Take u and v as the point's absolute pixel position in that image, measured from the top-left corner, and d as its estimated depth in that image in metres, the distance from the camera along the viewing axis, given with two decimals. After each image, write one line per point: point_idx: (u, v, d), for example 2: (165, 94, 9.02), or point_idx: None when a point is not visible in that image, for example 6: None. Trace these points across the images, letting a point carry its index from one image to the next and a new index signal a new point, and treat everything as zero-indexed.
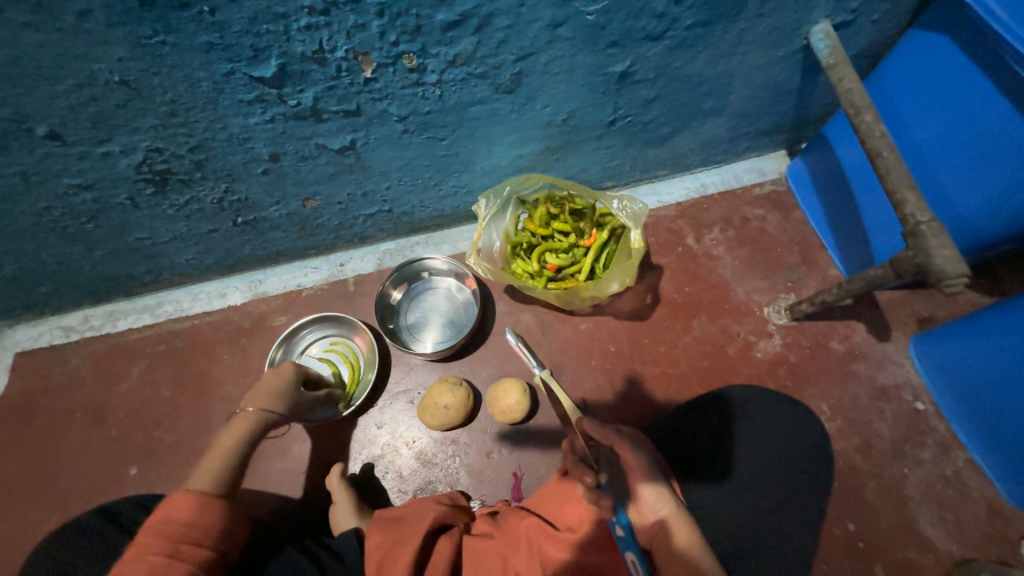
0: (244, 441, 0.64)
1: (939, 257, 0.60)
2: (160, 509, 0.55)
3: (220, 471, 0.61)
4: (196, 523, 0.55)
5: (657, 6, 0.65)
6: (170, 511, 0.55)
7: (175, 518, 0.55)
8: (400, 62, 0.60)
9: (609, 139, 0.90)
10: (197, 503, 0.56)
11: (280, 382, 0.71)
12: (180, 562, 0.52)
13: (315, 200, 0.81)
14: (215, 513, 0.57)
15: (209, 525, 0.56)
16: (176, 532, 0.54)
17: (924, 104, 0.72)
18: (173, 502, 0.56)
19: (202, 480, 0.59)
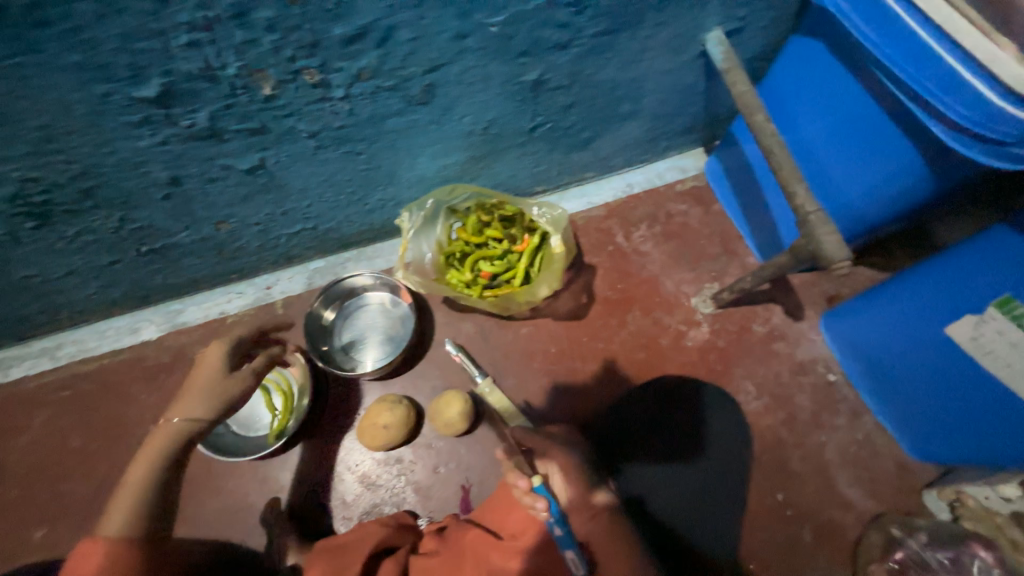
0: (164, 465, 0.61)
1: (827, 244, 0.65)
2: (76, 559, 0.56)
3: (132, 510, 0.59)
4: (106, 572, 0.55)
5: (558, 17, 0.65)
6: (81, 561, 0.56)
7: (80, 571, 0.55)
8: (302, 77, 0.61)
9: (532, 145, 0.91)
10: (105, 552, 0.56)
11: (202, 382, 0.65)
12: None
13: (230, 223, 0.81)
14: (128, 560, 0.56)
15: (114, 575, 0.55)
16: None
17: (807, 99, 0.78)
18: (86, 548, 0.57)
19: (111, 523, 0.58)
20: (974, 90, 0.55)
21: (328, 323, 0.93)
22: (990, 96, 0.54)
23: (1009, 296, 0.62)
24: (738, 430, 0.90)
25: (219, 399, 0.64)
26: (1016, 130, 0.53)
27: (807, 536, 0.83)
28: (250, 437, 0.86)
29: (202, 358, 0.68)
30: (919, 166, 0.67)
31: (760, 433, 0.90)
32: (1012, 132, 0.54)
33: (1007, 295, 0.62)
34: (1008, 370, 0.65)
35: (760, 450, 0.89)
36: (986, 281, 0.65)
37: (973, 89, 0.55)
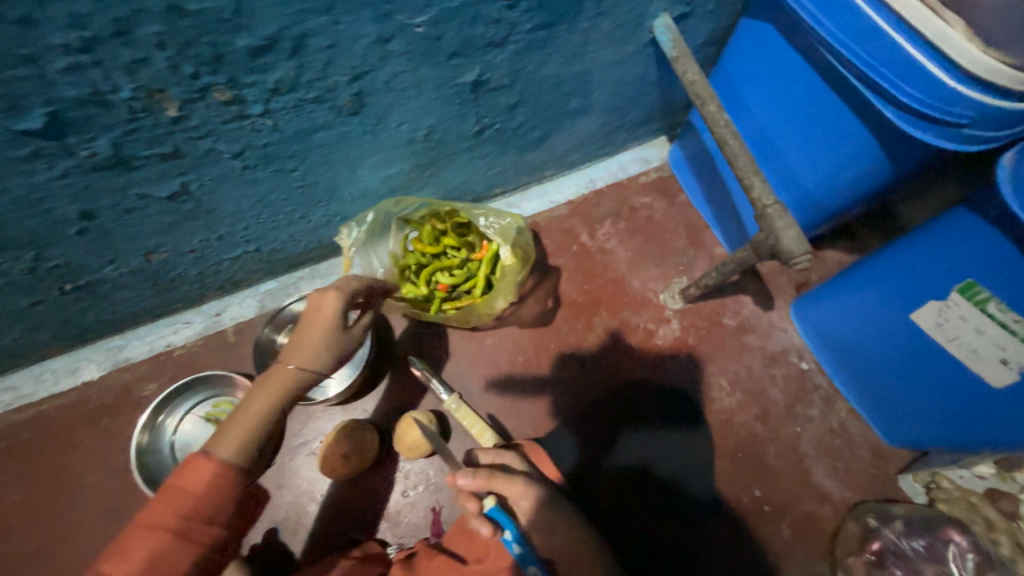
0: (273, 406, 0.53)
1: (785, 238, 0.62)
2: (184, 471, 0.48)
3: (249, 441, 0.50)
4: (214, 498, 0.48)
5: (489, 13, 0.61)
6: (186, 479, 0.47)
7: (187, 490, 0.47)
8: (210, 94, 0.55)
9: (482, 148, 0.87)
10: (213, 478, 0.48)
11: (324, 326, 0.56)
12: (187, 544, 0.46)
13: (161, 252, 0.75)
14: (229, 492, 0.49)
15: (220, 503, 0.48)
16: (189, 512, 0.47)
17: (762, 83, 0.75)
18: (192, 466, 0.48)
19: (229, 448, 0.49)
20: (929, 72, 0.52)
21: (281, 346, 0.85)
22: (946, 77, 0.51)
23: (971, 280, 0.61)
24: (711, 427, 0.89)
25: (343, 347, 0.57)
26: (972, 111, 0.52)
27: (785, 532, 0.82)
28: None
29: (316, 303, 0.57)
30: (874, 151, 0.66)
31: (734, 430, 0.88)
32: (968, 113, 0.52)
33: (970, 279, 0.61)
34: (973, 355, 0.64)
35: (735, 447, 0.87)
36: (948, 264, 0.63)
37: (927, 71, 0.52)
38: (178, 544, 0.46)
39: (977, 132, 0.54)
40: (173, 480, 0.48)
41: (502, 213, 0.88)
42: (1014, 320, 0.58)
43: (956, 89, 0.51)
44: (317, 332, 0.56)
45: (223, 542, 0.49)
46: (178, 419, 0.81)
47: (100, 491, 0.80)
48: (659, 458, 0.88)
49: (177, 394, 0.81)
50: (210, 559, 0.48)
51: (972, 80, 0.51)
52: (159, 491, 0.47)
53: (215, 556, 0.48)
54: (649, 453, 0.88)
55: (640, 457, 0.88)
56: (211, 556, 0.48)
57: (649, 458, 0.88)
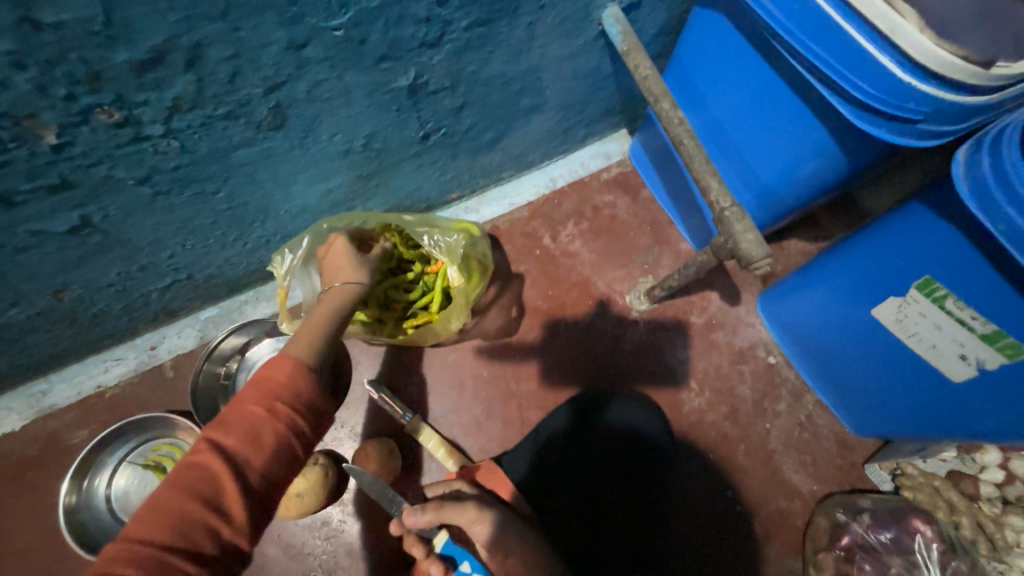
0: (333, 319, 0.60)
1: (745, 242, 0.59)
2: (266, 366, 0.53)
3: (315, 338, 0.56)
4: (295, 382, 0.51)
5: (417, 10, 0.55)
6: (271, 368, 0.52)
7: (273, 377, 0.51)
8: (94, 117, 0.48)
9: (429, 154, 0.81)
10: (294, 366, 0.52)
11: (347, 255, 0.68)
12: (273, 420, 0.49)
13: (72, 289, 0.68)
14: (311, 379, 0.53)
15: (301, 388, 0.52)
16: (276, 392, 0.50)
17: (718, 76, 0.71)
18: (275, 360, 0.53)
19: (302, 347, 0.55)
20: (882, 66, 0.49)
21: (226, 379, 0.80)
22: (900, 71, 0.49)
23: (929, 277, 0.59)
24: (682, 429, 0.88)
25: (371, 269, 0.68)
26: (927, 107, 0.50)
27: (757, 530, 0.82)
28: None
29: (330, 250, 0.70)
30: (830, 146, 0.63)
31: (705, 431, 0.87)
32: (923, 109, 0.50)
33: (928, 276, 0.59)
34: (934, 351, 0.63)
35: (705, 448, 0.87)
36: (904, 261, 0.62)
37: (879, 64, 0.49)
38: (268, 420, 0.49)
39: (933, 128, 0.52)
40: (255, 373, 0.52)
41: (449, 230, 0.80)
42: (971, 317, 0.57)
43: (909, 83, 0.49)
44: (341, 262, 0.68)
45: (304, 429, 0.51)
46: (108, 476, 0.74)
47: (28, 554, 0.73)
48: (647, 422, 0.87)
49: (106, 445, 0.74)
50: (294, 445, 0.50)
51: (925, 74, 0.48)
52: (250, 381, 0.51)
53: (298, 441, 0.50)
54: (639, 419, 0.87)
55: (631, 421, 0.86)
56: (295, 439, 0.50)
57: (638, 421, 0.87)
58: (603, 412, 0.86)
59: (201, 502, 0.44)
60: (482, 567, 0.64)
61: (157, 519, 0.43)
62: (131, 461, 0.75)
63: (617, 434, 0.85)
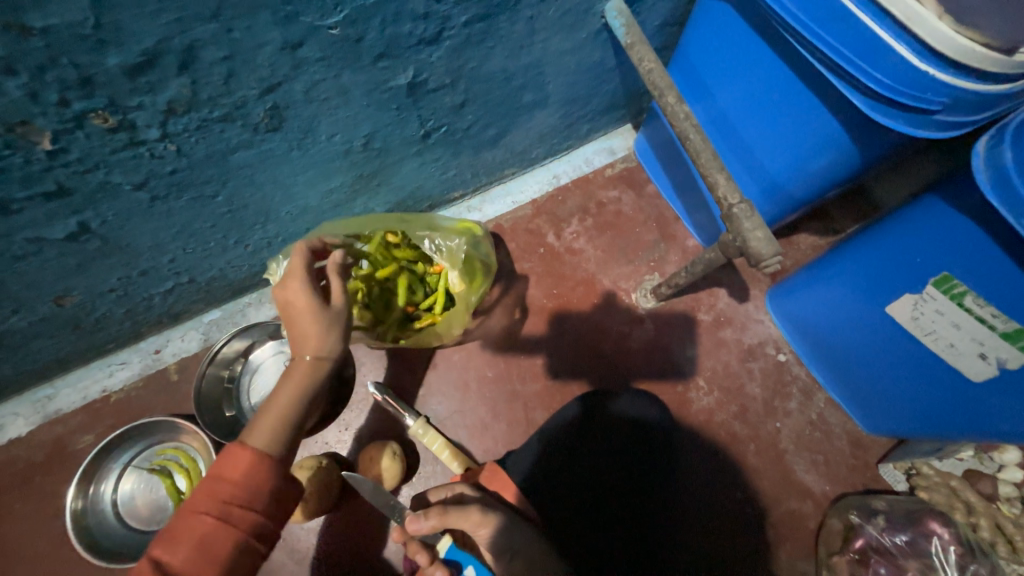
0: (300, 399, 0.53)
1: (754, 240, 0.58)
2: (221, 461, 0.50)
3: (275, 431, 0.52)
4: (252, 485, 0.49)
5: (414, 6, 0.53)
6: (226, 468, 0.50)
7: (225, 478, 0.49)
8: (87, 122, 0.47)
9: (430, 152, 0.80)
10: (251, 466, 0.50)
11: (308, 312, 0.55)
12: (227, 528, 0.48)
13: (74, 295, 0.67)
14: (268, 476, 0.51)
15: (260, 486, 0.50)
16: (234, 494, 0.49)
17: (724, 67, 0.69)
18: (230, 457, 0.50)
19: (263, 439, 0.51)
20: (898, 55, 0.47)
21: (230, 383, 0.80)
22: (918, 60, 0.47)
23: (948, 273, 0.57)
24: (690, 429, 0.86)
25: (341, 325, 0.56)
26: (945, 97, 0.48)
27: (768, 531, 0.81)
28: (149, 536, 0.72)
29: (287, 298, 0.56)
30: (841, 138, 0.61)
31: (713, 430, 0.86)
32: (940, 99, 0.48)
33: (946, 272, 0.57)
34: (951, 349, 0.61)
35: (714, 448, 0.85)
36: (920, 257, 0.60)
37: (896, 53, 0.47)
38: (222, 528, 0.48)
39: (950, 119, 0.50)
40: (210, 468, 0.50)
41: (450, 233, 0.80)
42: (992, 314, 0.55)
43: (927, 72, 0.47)
44: (301, 322, 0.55)
45: (264, 527, 0.50)
46: (114, 481, 0.74)
47: (37, 558, 0.73)
48: (655, 413, 0.87)
49: (111, 450, 0.74)
50: (253, 546, 0.49)
51: (944, 62, 0.46)
52: (205, 478, 0.50)
53: (258, 541, 0.50)
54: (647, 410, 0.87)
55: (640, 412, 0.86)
56: (255, 540, 0.49)
57: (646, 411, 0.87)
58: (612, 403, 0.87)
59: None
60: (487, 570, 0.63)
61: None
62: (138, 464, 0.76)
63: (623, 425, 0.85)
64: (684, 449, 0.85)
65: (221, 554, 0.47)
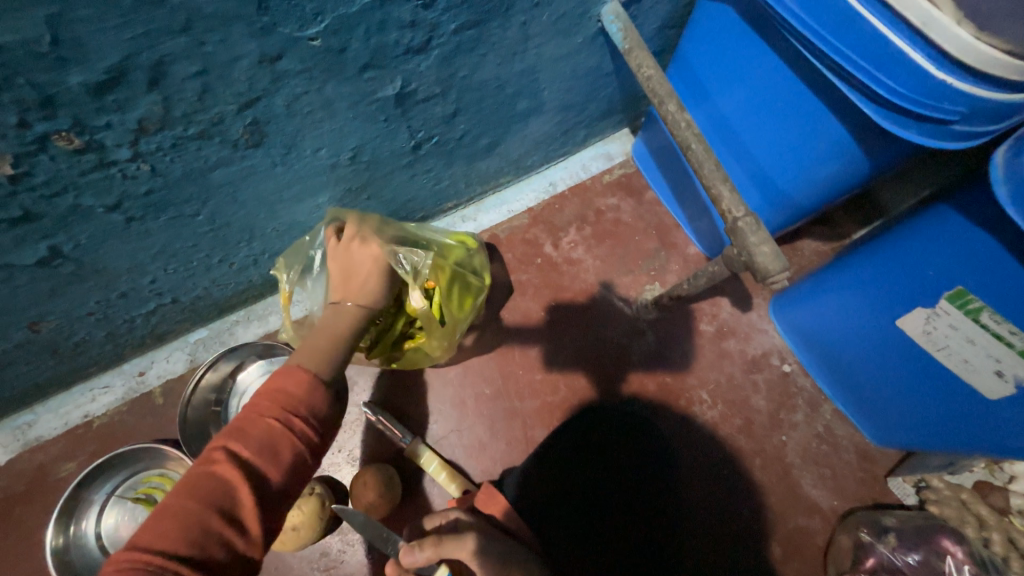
0: (350, 335, 0.55)
1: (760, 255, 0.55)
2: (274, 378, 0.47)
3: (330, 355, 0.51)
4: (310, 397, 0.47)
5: (401, 14, 0.50)
6: (282, 382, 0.47)
7: (285, 388, 0.46)
8: (52, 144, 0.44)
9: (422, 163, 0.77)
10: (308, 380, 0.48)
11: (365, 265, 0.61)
12: (291, 436, 0.44)
13: (50, 320, 0.64)
14: (325, 393, 0.48)
15: (316, 401, 0.47)
16: (293, 404, 0.45)
17: (726, 73, 0.66)
18: (286, 373, 0.48)
19: (318, 358, 0.50)
20: (912, 62, 0.44)
21: (218, 407, 0.77)
22: (934, 68, 0.44)
23: (962, 288, 0.55)
24: (694, 444, 0.84)
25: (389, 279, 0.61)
26: (963, 106, 0.45)
27: (776, 550, 0.78)
28: None
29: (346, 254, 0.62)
30: (851, 146, 0.59)
31: (719, 445, 0.84)
32: (957, 108, 0.45)
33: (960, 287, 0.55)
34: (966, 366, 0.59)
35: (720, 463, 0.83)
36: (931, 271, 0.58)
37: (909, 61, 0.45)
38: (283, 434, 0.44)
39: (967, 129, 0.47)
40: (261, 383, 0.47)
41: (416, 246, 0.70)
42: (1009, 331, 0.52)
43: (945, 81, 0.44)
44: (358, 274, 0.60)
45: (320, 445, 0.47)
46: (96, 516, 0.71)
47: None
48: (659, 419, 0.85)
49: (91, 482, 0.71)
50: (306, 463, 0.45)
51: (962, 70, 0.43)
52: (259, 391, 0.46)
53: (311, 459, 0.46)
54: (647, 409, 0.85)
55: (640, 410, 0.85)
56: (309, 456, 0.45)
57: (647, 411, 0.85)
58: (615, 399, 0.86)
59: (217, 517, 0.39)
60: None
61: (168, 530, 0.38)
62: (120, 495, 0.72)
63: (626, 422, 0.84)
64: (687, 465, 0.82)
65: (283, 461, 0.43)
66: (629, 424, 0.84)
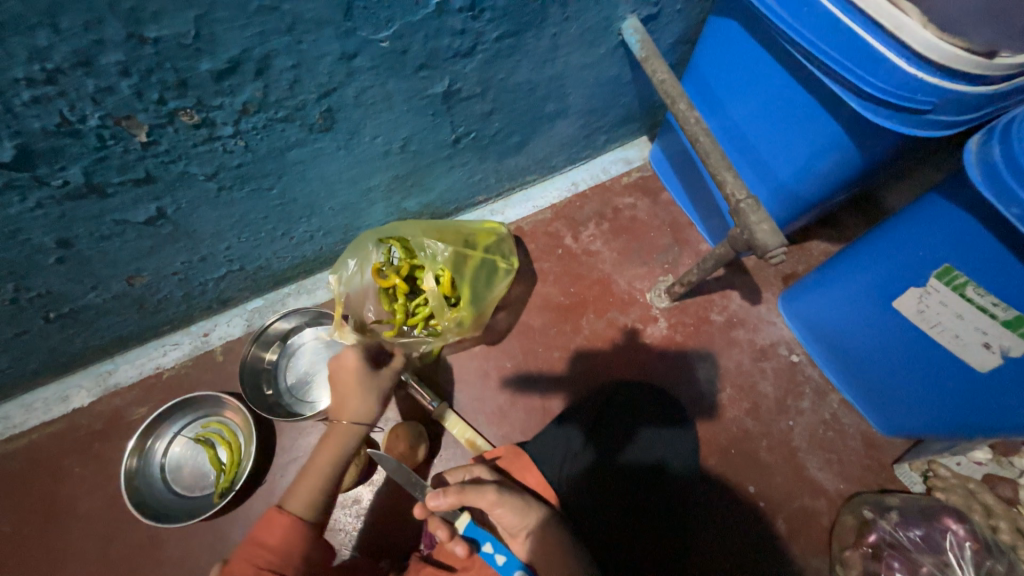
0: (333, 464, 0.68)
1: (760, 232, 0.62)
2: (262, 527, 0.62)
3: (311, 497, 0.66)
4: (286, 548, 0.61)
5: (453, 24, 0.61)
6: (266, 533, 0.61)
7: (265, 541, 0.61)
8: (178, 119, 0.56)
9: (460, 157, 0.87)
10: (286, 529, 0.62)
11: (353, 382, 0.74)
12: None
13: (144, 276, 0.76)
14: (301, 540, 0.62)
15: (290, 550, 0.61)
16: (269, 559, 0.59)
17: (735, 80, 0.75)
18: (269, 521, 0.63)
19: (299, 503, 0.65)
20: (888, 61, 0.52)
21: (270, 364, 0.88)
22: (906, 65, 0.52)
23: (948, 266, 0.60)
24: (702, 424, 0.88)
25: (377, 396, 0.74)
26: (934, 98, 0.52)
27: (781, 528, 0.82)
28: (194, 500, 0.79)
29: (338, 370, 0.75)
30: (844, 142, 0.66)
31: (726, 426, 0.88)
32: (930, 99, 0.52)
33: (947, 265, 0.60)
34: (957, 341, 0.64)
35: (727, 443, 0.87)
36: (922, 252, 0.63)
37: (886, 59, 0.52)
38: None
39: (942, 118, 0.54)
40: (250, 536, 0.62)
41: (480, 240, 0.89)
42: (993, 303, 0.57)
43: (916, 76, 0.51)
44: (348, 391, 0.73)
45: None
46: (165, 448, 0.81)
47: (91, 519, 0.80)
48: (674, 451, 0.81)
49: (164, 419, 0.81)
50: None
51: (931, 67, 0.51)
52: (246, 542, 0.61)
53: None
54: (667, 449, 0.81)
55: (658, 454, 0.80)
56: None
57: (665, 452, 0.80)
58: (624, 449, 0.79)
59: None
60: (504, 548, 0.66)
61: None
62: (184, 435, 0.82)
63: (639, 472, 0.78)
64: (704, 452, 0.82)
65: None
66: (643, 473, 0.78)
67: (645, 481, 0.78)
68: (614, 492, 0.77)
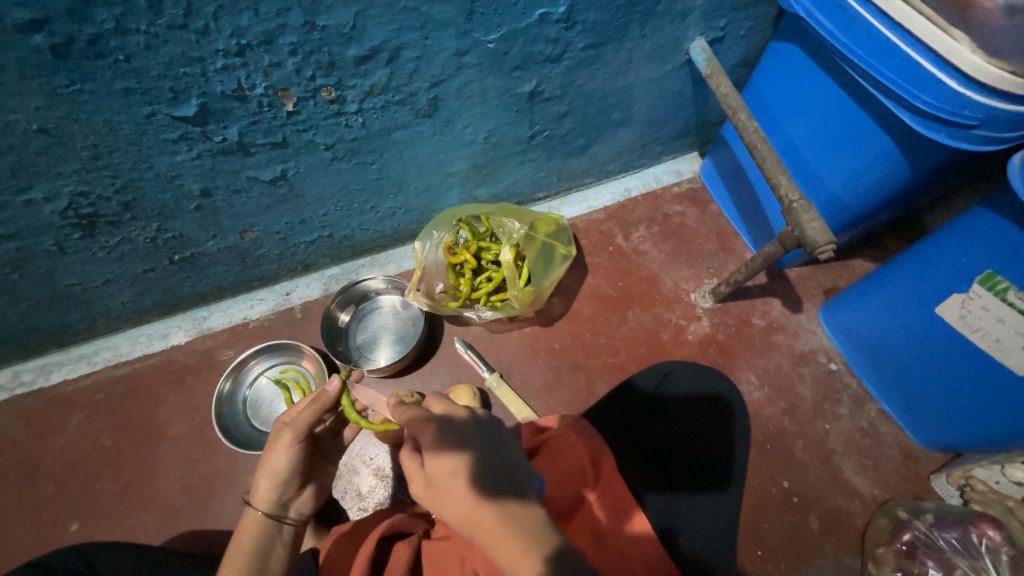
0: (251, 546, 0.57)
1: (810, 229, 0.68)
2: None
3: None
4: None
5: (549, 32, 0.72)
6: None
7: None
8: (320, 94, 0.67)
9: (531, 152, 0.97)
10: None
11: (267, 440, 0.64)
12: None
13: (253, 232, 0.87)
14: None
15: None
16: None
17: (792, 100, 0.82)
18: None
19: None
20: (939, 81, 0.59)
21: (343, 324, 0.98)
22: (958, 84, 0.58)
23: (991, 271, 0.64)
24: None
25: (273, 455, 0.60)
26: (982, 114, 0.59)
27: (814, 523, 0.84)
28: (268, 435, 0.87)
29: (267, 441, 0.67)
30: (896, 156, 0.71)
31: (763, 422, 0.92)
32: (977, 115, 0.59)
33: (989, 270, 0.65)
34: (997, 345, 0.67)
35: (764, 439, 0.90)
36: (965, 259, 0.67)
37: (938, 79, 0.59)
38: None
39: (989, 134, 0.60)
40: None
41: (542, 227, 0.97)
42: None
43: (965, 94, 0.58)
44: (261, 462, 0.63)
45: None
46: (247, 386, 0.91)
47: (179, 442, 0.90)
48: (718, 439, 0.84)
49: (250, 360, 0.92)
50: None
51: (979, 87, 0.58)
52: None
53: None
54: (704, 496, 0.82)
55: (695, 469, 0.81)
56: None
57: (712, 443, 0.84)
58: (659, 451, 0.83)
59: None
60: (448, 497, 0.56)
61: None
62: (262, 379, 0.92)
63: (682, 426, 0.85)
64: (743, 444, 0.85)
65: None
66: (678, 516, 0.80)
67: (700, 454, 0.82)
68: (659, 443, 0.84)
